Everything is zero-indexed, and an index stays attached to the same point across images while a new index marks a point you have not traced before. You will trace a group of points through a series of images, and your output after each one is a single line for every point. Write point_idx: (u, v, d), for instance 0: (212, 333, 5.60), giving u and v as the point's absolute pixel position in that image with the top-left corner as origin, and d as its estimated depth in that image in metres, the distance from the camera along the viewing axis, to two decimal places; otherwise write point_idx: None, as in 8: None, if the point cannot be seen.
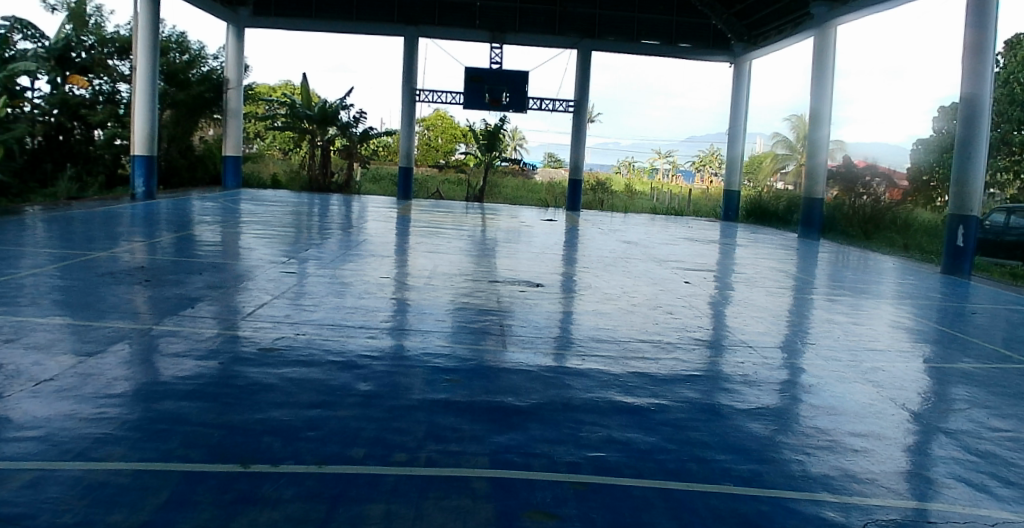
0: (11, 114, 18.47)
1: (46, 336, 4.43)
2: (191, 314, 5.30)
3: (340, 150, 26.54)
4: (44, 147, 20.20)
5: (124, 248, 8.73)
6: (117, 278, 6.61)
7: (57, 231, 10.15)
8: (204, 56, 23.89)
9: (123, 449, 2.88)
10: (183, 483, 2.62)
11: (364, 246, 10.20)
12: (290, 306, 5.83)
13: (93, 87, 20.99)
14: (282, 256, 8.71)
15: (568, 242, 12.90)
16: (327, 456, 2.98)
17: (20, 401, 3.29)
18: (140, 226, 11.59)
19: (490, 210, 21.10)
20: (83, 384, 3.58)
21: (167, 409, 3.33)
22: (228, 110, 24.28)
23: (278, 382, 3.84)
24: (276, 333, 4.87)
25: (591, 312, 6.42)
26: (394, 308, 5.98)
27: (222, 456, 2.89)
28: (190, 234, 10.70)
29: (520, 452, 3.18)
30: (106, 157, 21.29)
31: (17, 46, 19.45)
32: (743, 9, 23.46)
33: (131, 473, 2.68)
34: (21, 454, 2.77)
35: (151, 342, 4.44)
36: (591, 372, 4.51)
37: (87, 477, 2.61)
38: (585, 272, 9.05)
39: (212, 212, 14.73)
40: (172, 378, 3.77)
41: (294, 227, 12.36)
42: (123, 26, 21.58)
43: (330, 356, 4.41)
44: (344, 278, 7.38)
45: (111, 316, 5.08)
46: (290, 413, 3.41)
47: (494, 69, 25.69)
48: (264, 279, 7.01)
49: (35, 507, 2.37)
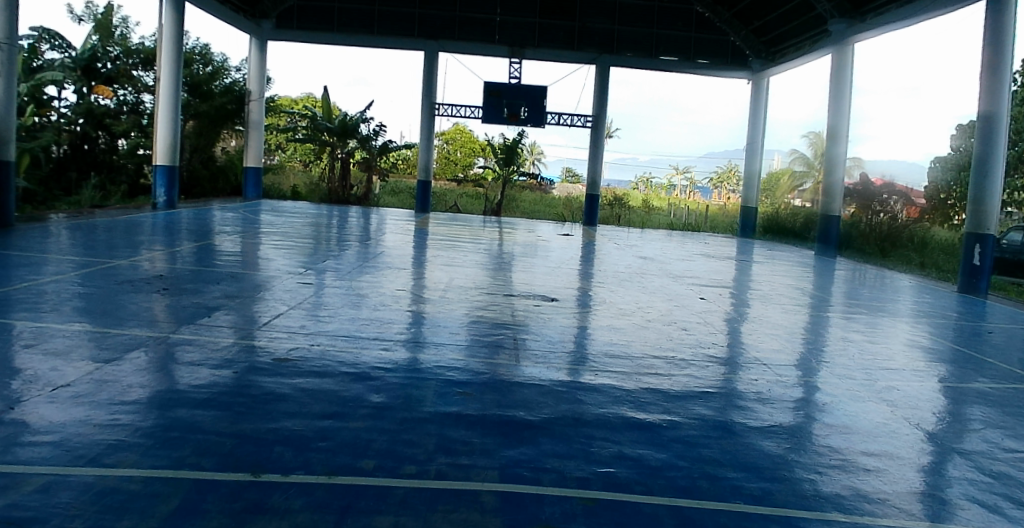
0: (37, 122, 19.55)
1: (65, 342, 4.47)
2: (209, 323, 5.33)
3: (360, 163, 26.70)
4: (70, 156, 20.71)
5: (144, 257, 8.77)
6: (136, 286, 6.66)
7: (80, 238, 10.20)
8: (226, 67, 24.09)
9: (131, 456, 2.88)
10: (190, 491, 2.62)
11: (382, 258, 10.23)
12: (306, 317, 5.84)
13: (118, 96, 21.03)
14: (299, 267, 8.75)
15: (587, 257, 12.84)
16: (336, 467, 2.97)
17: (38, 406, 3.31)
18: (161, 234, 11.70)
19: (507, 225, 21.13)
20: (99, 391, 3.59)
21: (180, 417, 3.34)
22: (250, 122, 24.52)
23: (291, 392, 3.84)
24: (291, 343, 4.89)
25: (605, 327, 6.41)
26: (409, 320, 6.00)
27: (234, 465, 2.89)
28: (212, 243, 10.78)
29: (529, 466, 3.17)
30: (129, 167, 21.38)
31: (47, 55, 19.95)
32: (761, 26, 23.45)
33: (143, 479, 2.69)
34: (35, 458, 2.78)
35: (167, 351, 4.46)
36: (605, 387, 4.48)
37: (98, 483, 2.62)
38: (600, 287, 9.06)
39: (232, 222, 14.84)
40: (187, 386, 3.78)
41: (313, 239, 12.37)
42: (148, 38, 21.59)
43: (343, 367, 4.41)
44: (360, 290, 7.37)
45: (130, 323, 5.11)
46: (303, 423, 3.41)
47: (512, 84, 25.70)
48: (282, 290, 7.01)
49: (46, 511, 2.38)
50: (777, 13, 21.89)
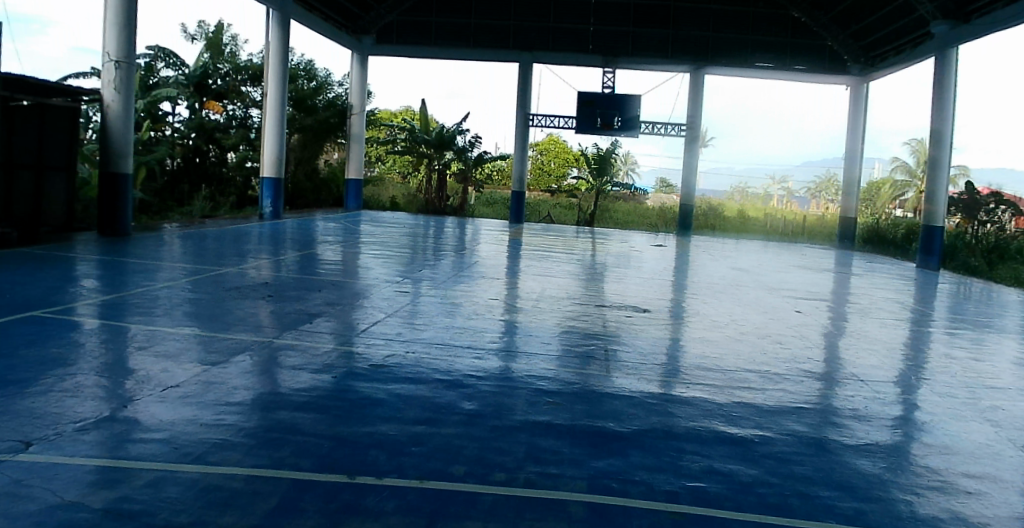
0: (154, 136, 20.69)
1: (176, 344, 4.71)
2: (311, 329, 5.52)
3: (456, 174, 27.08)
4: (183, 169, 21.84)
5: (250, 265, 9.20)
6: (244, 292, 6.98)
7: (191, 246, 10.82)
8: (330, 82, 24.85)
9: (235, 453, 3.01)
10: (289, 490, 2.71)
11: (476, 268, 10.41)
12: (403, 324, 5.98)
13: (228, 111, 22.03)
14: (397, 276, 8.98)
15: (680, 268, 12.62)
16: (428, 472, 3.01)
17: (150, 405, 3.49)
18: (267, 243, 12.24)
19: (600, 235, 21.04)
20: (205, 392, 3.77)
21: (282, 419, 3.47)
22: (352, 135, 25.51)
23: (387, 397, 3.93)
24: (388, 350, 5.01)
25: (698, 339, 6.31)
26: (502, 329, 6.06)
27: (330, 467, 2.97)
28: (313, 252, 11.21)
29: (618, 478, 3.14)
30: (238, 180, 22.38)
31: (160, 73, 21.08)
32: (860, 30, 22.64)
33: (244, 478, 2.79)
34: (147, 454, 2.92)
35: (271, 355, 4.63)
36: (697, 401, 4.40)
37: (203, 481, 2.73)
38: (694, 298, 8.93)
39: (336, 232, 15.40)
40: (288, 390, 3.93)
41: (409, 248, 12.71)
42: (256, 56, 22.44)
43: (437, 374, 4.49)
44: (456, 299, 7.47)
45: (237, 328, 5.35)
46: (396, 428, 3.48)
47: (607, 94, 25.70)
48: (381, 298, 7.18)
49: (155, 506, 2.49)
50: (878, 15, 21.06)
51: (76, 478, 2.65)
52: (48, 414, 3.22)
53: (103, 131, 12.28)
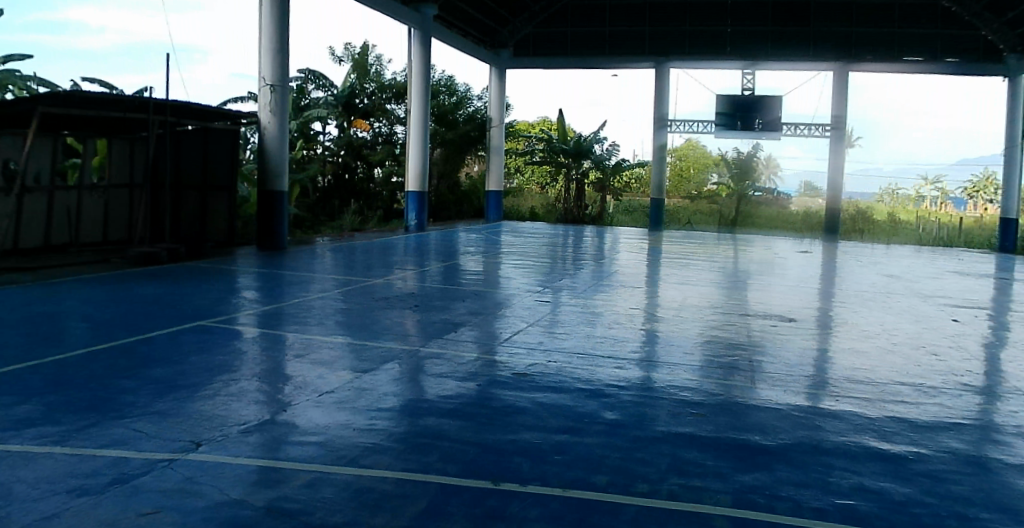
0: (306, 155, 22.05)
1: (329, 352, 4.95)
2: (455, 338, 5.68)
3: (593, 183, 26.98)
4: (333, 185, 22.84)
5: (399, 276, 9.63)
6: (392, 302, 7.28)
7: (342, 259, 11.46)
8: (469, 96, 25.59)
9: (383, 459, 3.06)
10: (435, 494, 2.74)
11: (616, 276, 10.44)
12: (544, 333, 6.06)
13: (373, 128, 23.14)
14: (538, 285, 9.12)
15: (829, 276, 12.01)
16: (571, 481, 2.99)
17: (307, 409, 3.67)
18: (413, 254, 12.76)
19: (741, 241, 20.22)
20: (358, 397, 3.94)
21: (429, 425, 3.56)
22: (490, 148, 25.64)
23: (530, 406, 3.98)
24: (530, 360, 5.07)
25: (848, 350, 6.01)
26: (643, 338, 6.02)
27: (476, 472, 3.00)
28: (457, 263, 11.57)
29: (764, 493, 3.03)
30: (384, 194, 23.04)
31: (312, 94, 22.12)
32: (1019, 17, 20.79)
33: (394, 481, 2.84)
34: (305, 456, 3.04)
35: (418, 363, 4.79)
36: (846, 415, 4.19)
37: (356, 482, 2.79)
38: (841, 307, 8.54)
39: (477, 243, 15.82)
40: (434, 397, 4.04)
41: (550, 258, 12.89)
42: (397, 74, 23.52)
43: (579, 383, 4.50)
44: (598, 309, 7.46)
45: (385, 336, 5.59)
46: (538, 436, 3.51)
47: (744, 96, 24.85)
48: (524, 308, 7.24)
49: (312, 505, 2.56)
50: None
51: (232, 477, 2.71)
52: (212, 416, 3.40)
53: (260, 151, 13.11)
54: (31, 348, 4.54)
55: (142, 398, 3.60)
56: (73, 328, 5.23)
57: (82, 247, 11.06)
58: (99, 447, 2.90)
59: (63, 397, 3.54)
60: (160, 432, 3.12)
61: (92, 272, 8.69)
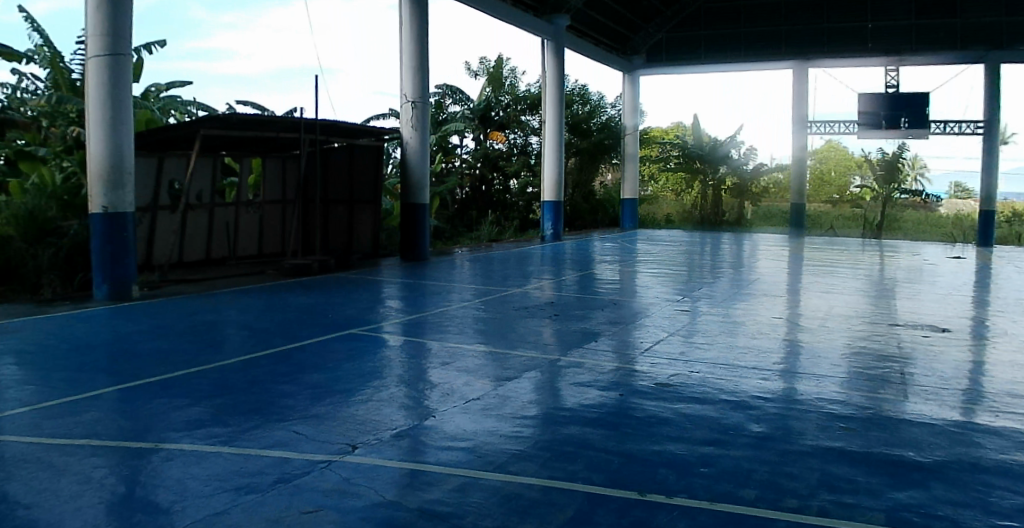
0: (444, 168, 20.16)
1: (473, 361, 4.99)
2: (594, 347, 5.67)
3: (731, 189, 24.15)
4: (470, 197, 21.05)
5: (535, 285, 9.68)
6: (526, 313, 7.23)
7: (481, 270, 11.54)
8: (603, 104, 22.51)
9: (530, 464, 2.99)
10: (582, 501, 2.65)
11: (758, 285, 10.10)
12: (684, 343, 5.96)
13: (508, 139, 20.93)
14: (677, 294, 8.93)
15: (986, 285, 11.04)
16: (718, 494, 2.87)
17: (456, 416, 3.67)
18: (546, 265, 12.46)
19: (887, 247, 18.18)
20: (503, 405, 3.92)
21: (571, 433, 3.48)
22: (625, 155, 22.99)
23: (673, 416, 3.89)
24: (671, 370, 4.98)
25: (1007, 363, 5.60)
26: (786, 349, 5.83)
27: (621, 482, 2.89)
28: (594, 273, 11.40)
29: (920, 512, 2.83)
30: (520, 205, 21.08)
31: (448, 108, 19.98)
32: None
33: (541, 488, 2.75)
34: (453, 461, 2.98)
35: (559, 372, 4.78)
36: (1008, 431, 3.91)
37: (503, 487, 2.72)
38: (1002, 318, 7.90)
39: (611, 251, 15.48)
40: (577, 405, 4.01)
41: (687, 267, 12.49)
42: (534, 84, 21.09)
43: (724, 394, 4.39)
44: (736, 318, 7.27)
45: (524, 346, 5.62)
46: (683, 447, 3.41)
47: (889, 94, 21.24)
48: (662, 317, 7.19)
49: (461, 509, 2.53)
50: None
51: (383, 478, 2.73)
52: (363, 420, 3.41)
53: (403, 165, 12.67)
54: (191, 354, 4.70)
55: (299, 403, 3.65)
56: (230, 336, 5.40)
57: (240, 260, 11.18)
58: (261, 447, 2.97)
59: (230, 400, 3.65)
60: (318, 435, 3.18)
61: (251, 283, 8.92)
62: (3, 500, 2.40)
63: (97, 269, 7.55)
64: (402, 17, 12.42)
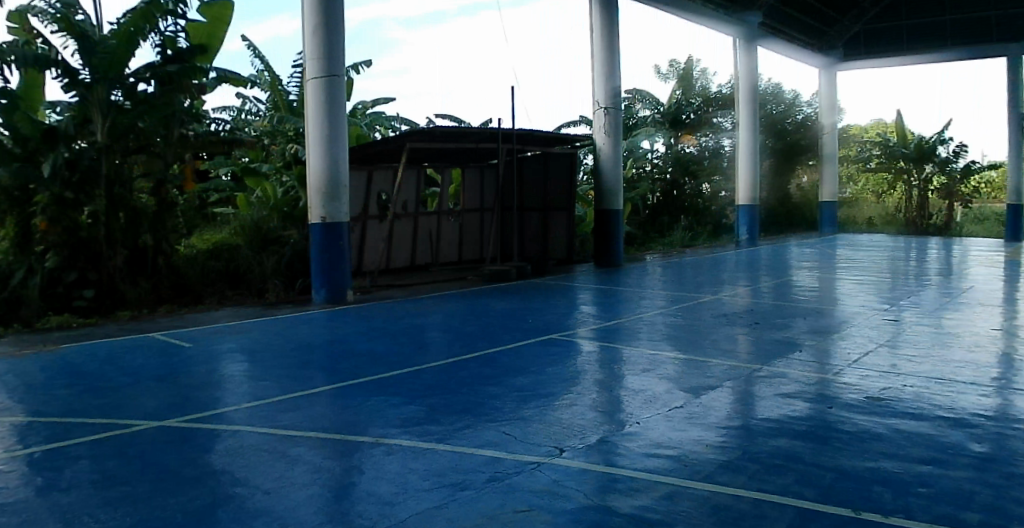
0: (635, 174, 17.44)
1: (670, 367, 4.44)
2: (794, 358, 4.76)
3: (940, 189, 19.77)
4: (661, 203, 18.05)
5: (732, 291, 8.45)
6: (729, 315, 6.53)
7: (673, 275, 10.32)
8: (799, 103, 20.37)
9: (739, 476, 2.75)
10: (793, 519, 2.39)
11: (970, 294, 8.26)
12: (892, 355, 4.96)
13: (699, 142, 18.27)
14: (883, 302, 7.55)
15: None
16: (938, 515, 2.43)
17: (659, 423, 3.33)
18: (742, 269, 11.05)
19: None
20: (707, 414, 3.47)
21: (774, 445, 3.08)
22: (823, 156, 20.13)
23: (887, 432, 3.26)
24: (881, 383, 4.13)
25: None
26: (998, 364, 4.72)
27: (835, 499, 2.57)
28: (792, 277, 9.83)
29: None
30: (714, 210, 18.26)
31: (640, 113, 18.16)
32: None
33: (752, 501, 2.56)
34: (661, 468, 2.82)
35: (755, 380, 4.14)
36: None
37: (713, 498, 2.56)
38: None
39: (810, 256, 13.34)
40: (778, 416, 3.46)
41: (893, 273, 10.45)
42: (727, 83, 18.71)
43: (940, 411, 3.61)
44: (951, 328, 6.08)
45: (715, 352, 4.92)
46: (898, 465, 2.89)
47: None
48: (867, 324, 6.13)
49: (672, 515, 2.42)
50: None
51: (585, 481, 2.70)
52: (567, 422, 3.32)
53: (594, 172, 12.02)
54: (400, 354, 4.79)
55: (507, 403, 3.58)
56: (431, 336, 5.44)
57: (441, 267, 11.00)
58: (474, 446, 2.99)
59: (441, 398, 3.67)
60: (528, 437, 3.12)
61: (453, 290, 8.83)
62: (246, 485, 2.64)
63: (316, 274, 7.95)
64: (592, 23, 11.88)
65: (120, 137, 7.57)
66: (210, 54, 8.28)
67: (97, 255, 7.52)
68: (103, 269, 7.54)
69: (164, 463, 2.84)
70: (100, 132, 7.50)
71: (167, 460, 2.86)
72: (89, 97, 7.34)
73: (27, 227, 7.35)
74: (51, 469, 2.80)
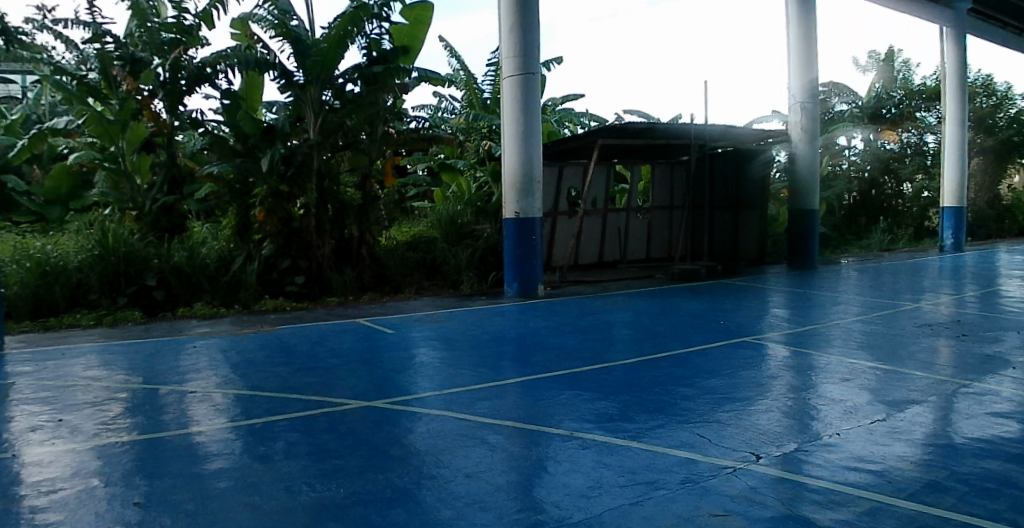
0: (829, 172, 16.13)
1: (866, 377, 4.20)
2: (1009, 375, 4.27)
3: None
4: (857, 203, 16.71)
5: (930, 300, 7.68)
6: (932, 326, 5.99)
7: (870, 281, 9.59)
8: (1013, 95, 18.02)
9: (948, 497, 2.55)
10: None
11: None
12: None
13: (901, 138, 16.40)
14: None
15: None
16: None
17: (857, 435, 3.18)
18: (946, 277, 10.05)
19: None
20: (913, 430, 3.26)
21: (989, 469, 2.82)
22: None
23: None
24: None
25: None
26: None
27: None
28: (1002, 290, 8.67)
29: None
30: (916, 211, 16.52)
31: (837, 109, 16.46)
32: None
33: (963, 524, 2.32)
34: (861, 483, 2.69)
35: (961, 397, 3.79)
36: None
37: (920, 518, 2.37)
38: None
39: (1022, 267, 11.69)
40: (989, 438, 3.16)
41: None
42: (935, 74, 16.55)
43: None
44: None
45: (913, 363, 4.57)
46: None
47: None
48: None
49: None
50: None
51: (781, 490, 2.61)
52: (762, 428, 3.23)
53: (790, 172, 11.25)
54: (590, 349, 4.87)
55: (701, 405, 3.54)
56: (618, 333, 5.46)
57: (629, 264, 10.96)
58: (667, 446, 2.99)
59: (634, 396, 3.68)
60: (723, 441, 3.07)
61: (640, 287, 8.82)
62: (448, 467, 2.78)
63: (509, 269, 8.20)
64: (788, 15, 10.88)
65: (329, 134, 8.13)
66: (410, 55, 8.79)
67: (307, 244, 8.26)
68: (313, 257, 8.26)
69: (367, 441, 3.06)
70: (312, 128, 8.10)
71: (369, 439, 3.08)
72: (303, 96, 7.93)
73: (246, 216, 8.11)
74: (268, 440, 3.10)
